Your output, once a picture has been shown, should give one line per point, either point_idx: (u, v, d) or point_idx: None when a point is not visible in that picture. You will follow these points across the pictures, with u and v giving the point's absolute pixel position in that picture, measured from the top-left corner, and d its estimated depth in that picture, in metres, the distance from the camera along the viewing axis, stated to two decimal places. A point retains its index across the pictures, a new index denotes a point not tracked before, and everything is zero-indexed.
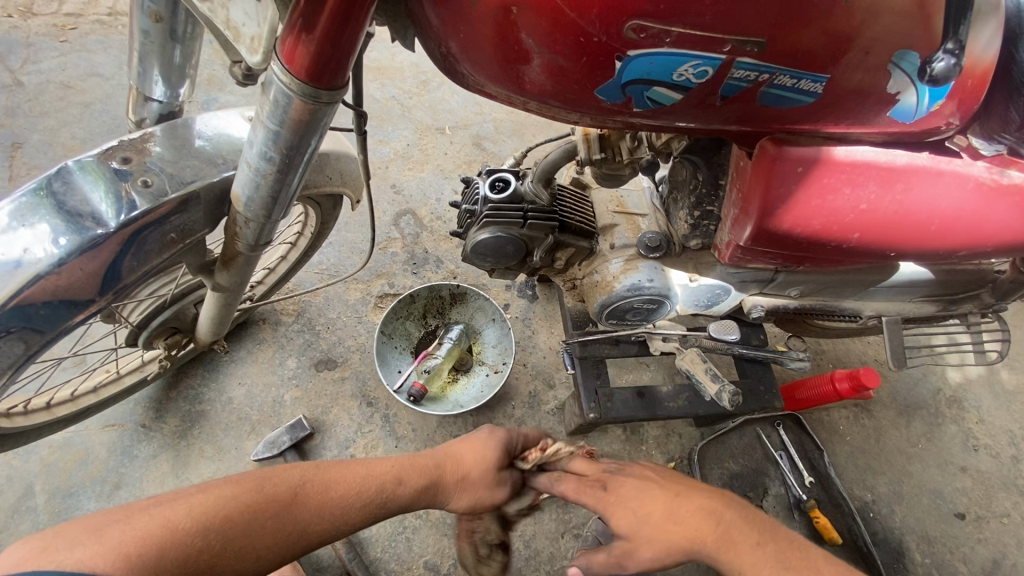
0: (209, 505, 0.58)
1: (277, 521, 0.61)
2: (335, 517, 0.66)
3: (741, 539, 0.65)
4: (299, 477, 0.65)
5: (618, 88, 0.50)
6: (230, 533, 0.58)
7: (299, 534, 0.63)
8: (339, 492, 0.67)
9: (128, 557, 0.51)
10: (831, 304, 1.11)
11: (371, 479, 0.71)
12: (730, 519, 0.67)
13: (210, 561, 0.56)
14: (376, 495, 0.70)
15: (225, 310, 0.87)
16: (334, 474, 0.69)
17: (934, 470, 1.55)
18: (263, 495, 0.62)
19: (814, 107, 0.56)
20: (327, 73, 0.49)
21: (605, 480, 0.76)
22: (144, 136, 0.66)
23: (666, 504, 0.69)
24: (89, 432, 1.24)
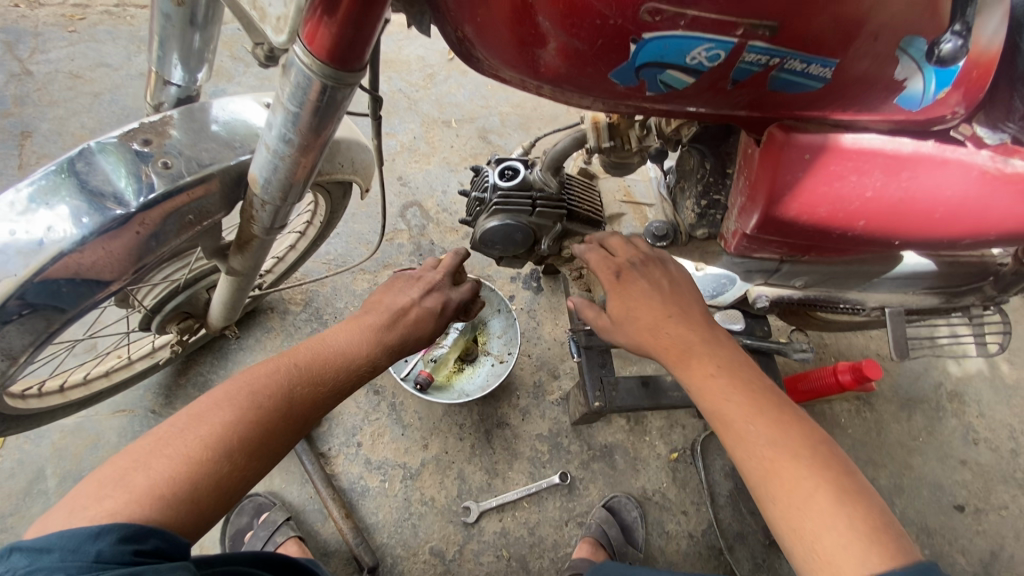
0: (212, 431, 0.63)
1: (276, 417, 0.68)
2: (320, 396, 0.74)
3: (720, 372, 0.76)
4: (278, 374, 0.71)
5: (632, 71, 0.51)
6: (245, 441, 0.64)
7: (299, 420, 0.71)
8: (314, 376, 0.74)
9: (161, 497, 0.57)
10: (835, 295, 1.12)
11: (331, 351, 0.78)
12: (716, 358, 0.78)
13: (239, 472, 0.63)
14: (343, 363, 0.78)
15: (237, 294, 0.89)
16: (301, 357, 0.75)
17: (935, 463, 1.56)
18: (254, 401, 0.67)
19: (823, 92, 0.57)
20: (348, 54, 0.50)
21: (625, 272, 0.86)
22: (163, 120, 0.67)
23: (674, 321, 0.81)
24: (100, 416, 1.25)
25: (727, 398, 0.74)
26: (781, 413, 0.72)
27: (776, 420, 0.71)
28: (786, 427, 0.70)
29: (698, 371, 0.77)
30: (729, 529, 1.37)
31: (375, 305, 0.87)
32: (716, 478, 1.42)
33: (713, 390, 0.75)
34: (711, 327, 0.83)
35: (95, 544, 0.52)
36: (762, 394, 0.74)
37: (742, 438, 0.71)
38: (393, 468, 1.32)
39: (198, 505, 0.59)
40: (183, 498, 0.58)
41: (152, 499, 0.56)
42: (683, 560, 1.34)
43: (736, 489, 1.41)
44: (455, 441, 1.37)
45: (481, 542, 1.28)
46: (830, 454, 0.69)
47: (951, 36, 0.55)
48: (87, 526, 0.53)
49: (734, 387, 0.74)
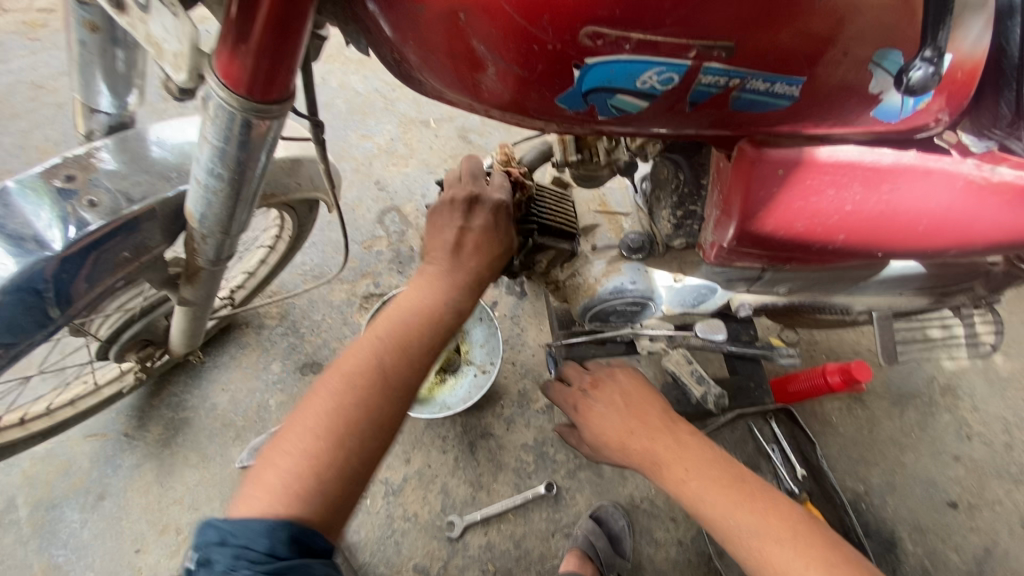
0: (324, 418, 0.64)
1: (378, 394, 0.67)
2: (419, 359, 0.71)
3: (686, 466, 0.82)
4: (365, 349, 0.69)
5: (579, 96, 0.47)
6: (355, 424, 0.64)
7: (405, 390, 0.69)
8: (404, 344, 0.70)
9: (301, 495, 0.60)
10: (822, 300, 1.08)
11: (415, 309, 0.73)
12: (677, 448, 0.85)
13: (354, 458, 0.63)
14: (429, 319, 0.73)
15: (195, 322, 0.85)
16: (386, 326, 0.71)
17: (928, 460, 1.54)
18: (353, 383, 0.66)
19: (792, 110, 0.53)
20: (271, 87, 0.46)
21: (581, 400, 0.97)
22: (88, 152, 0.62)
23: (632, 424, 0.90)
24: (71, 442, 1.22)
25: (715, 500, 0.78)
26: (751, 492, 0.78)
27: (750, 504, 0.77)
28: (757, 503, 0.77)
29: (668, 468, 0.84)
30: None
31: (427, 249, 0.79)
32: None
33: (689, 492, 0.80)
34: (666, 414, 0.91)
35: (268, 539, 0.57)
36: (730, 474, 0.81)
37: (741, 540, 0.75)
38: (375, 484, 1.31)
39: (332, 496, 0.62)
40: (321, 489, 0.61)
41: (292, 499, 0.60)
42: (673, 568, 1.32)
43: None
44: (438, 454, 1.35)
45: (466, 557, 1.27)
46: (803, 521, 0.75)
47: (922, 62, 0.49)
48: (257, 521, 0.58)
49: (703, 475, 0.81)
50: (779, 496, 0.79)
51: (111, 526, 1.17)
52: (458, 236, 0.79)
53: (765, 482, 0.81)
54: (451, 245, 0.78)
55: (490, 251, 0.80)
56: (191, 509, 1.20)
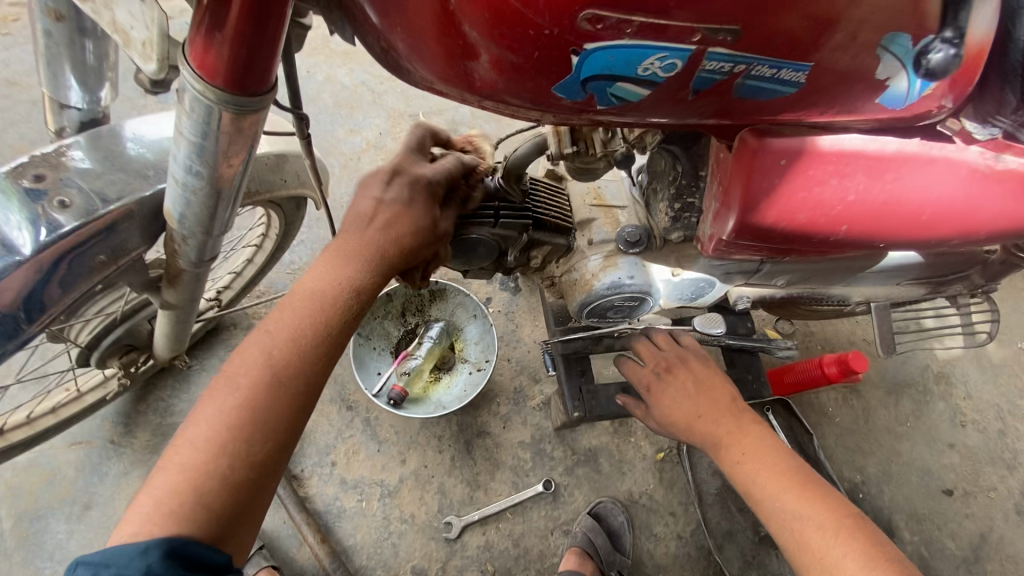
0: (204, 428, 0.55)
1: (263, 395, 0.58)
2: (312, 350, 0.61)
3: (750, 449, 0.87)
4: (257, 347, 0.60)
5: (577, 85, 0.45)
6: (235, 431, 0.56)
7: (299, 386, 0.60)
8: (298, 335, 0.61)
9: (173, 515, 0.52)
10: (819, 291, 1.08)
11: (313, 297, 0.63)
12: (744, 433, 0.90)
13: (252, 468, 0.56)
14: (332, 306, 0.63)
15: (179, 327, 0.82)
16: (279, 318, 0.62)
17: (923, 448, 1.54)
18: (235, 387, 0.57)
19: (797, 97, 0.51)
20: (249, 78, 0.43)
21: (654, 382, 1.01)
22: (59, 149, 0.59)
23: (700, 407, 0.95)
24: (55, 451, 1.19)
25: (767, 480, 0.83)
26: (809, 484, 0.81)
27: (803, 492, 0.80)
28: (810, 494, 0.80)
29: (730, 446, 0.89)
30: (718, 528, 1.33)
31: (342, 221, 0.69)
32: (703, 477, 1.36)
33: (742, 471, 0.86)
34: (738, 403, 0.95)
35: (142, 560, 0.50)
36: (790, 464, 0.84)
37: (784, 520, 0.79)
38: (370, 486, 1.29)
39: (218, 513, 0.54)
40: (196, 508, 0.53)
41: (163, 519, 0.52)
42: (672, 562, 1.32)
43: (723, 487, 1.36)
44: (434, 453, 1.33)
45: (465, 557, 1.25)
46: (856, 519, 0.76)
47: (942, 44, 0.49)
48: (128, 544, 0.51)
49: (764, 457, 0.86)
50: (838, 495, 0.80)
51: (99, 535, 1.14)
52: (373, 209, 0.68)
53: (826, 482, 0.83)
54: (363, 215, 0.68)
55: (404, 228, 0.69)
56: None
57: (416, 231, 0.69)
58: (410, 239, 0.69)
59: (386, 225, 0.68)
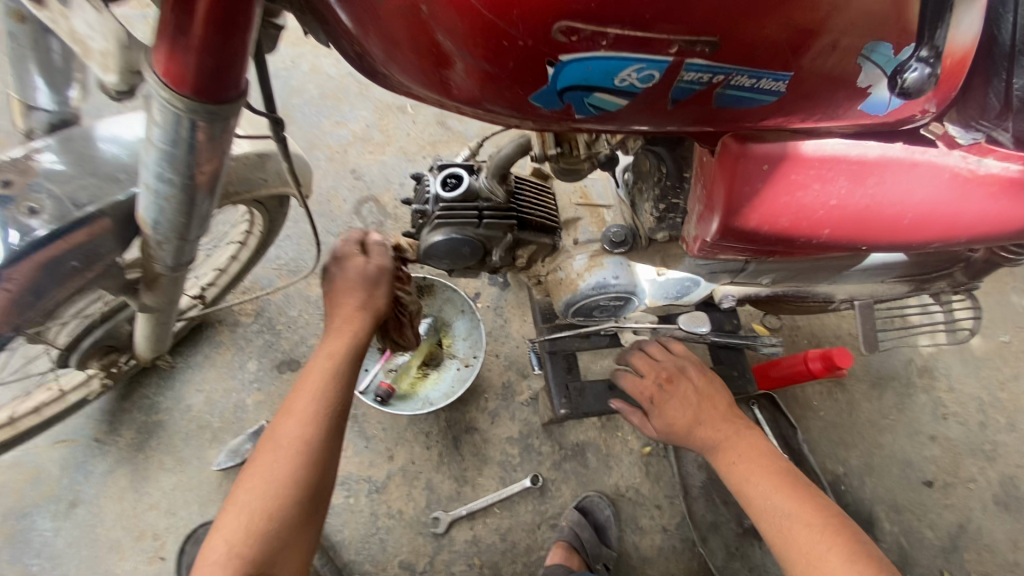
0: (262, 482, 0.69)
1: (306, 450, 0.72)
2: (330, 413, 0.75)
3: (745, 454, 0.90)
4: (298, 411, 0.74)
5: (554, 94, 0.44)
6: (285, 484, 0.70)
7: (320, 443, 0.73)
8: (323, 395, 0.76)
9: (242, 553, 0.65)
10: (805, 289, 1.08)
11: (326, 369, 0.78)
12: (742, 438, 0.93)
13: (291, 513, 0.69)
14: (340, 376, 0.78)
15: (160, 328, 0.81)
16: (308, 382, 0.76)
17: (904, 440, 1.57)
18: (284, 449, 0.71)
19: (778, 105, 0.50)
20: (219, 85, 0.42)
21: (657, 394, 1.02)
22: (27, 153, 0.58)
23: (702, 415, 0.97)
24: (39, 449, 1.18)
25: (761, 482, 0.86)
26: (798, 486, 0.84)
27: (793, 496, 0.83)
28: (799, 496, 0.83)
29: (726, 452, 0.92)
30: (703, 520, 1.34)
31: (336, 307, 0.83)
32: (688, 471, 1.37)
33: (738, 472, 0.89)
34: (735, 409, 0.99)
35: None
36: (782, 468, 0.88)
37: (772, 518, 0.82)
38: (358, 482, 1.29)
39: (271, 548, 0.67)
40: (263, 552, 0.66)
41: (236, 559, 0.65)
42: (657, 554, 1.34)
43: (708, 480, 1.37)
44: (422, 450, 1.33)
45: (453, 551, 1.26)
46: (841, 519, 0.80)
47: (918, 63, 0.48)
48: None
49: (758, 461, 0.89)
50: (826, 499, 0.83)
51: (85, 534, 1.13)
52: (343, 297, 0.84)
53: (814, 484, 0.86)
54: (350, 307, 0.83)
55: (376, 308, 0.85)
56: (169, 514, 1.17)
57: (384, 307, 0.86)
58: (372, 311, 0.85)
59: (361, 307, 0.84)
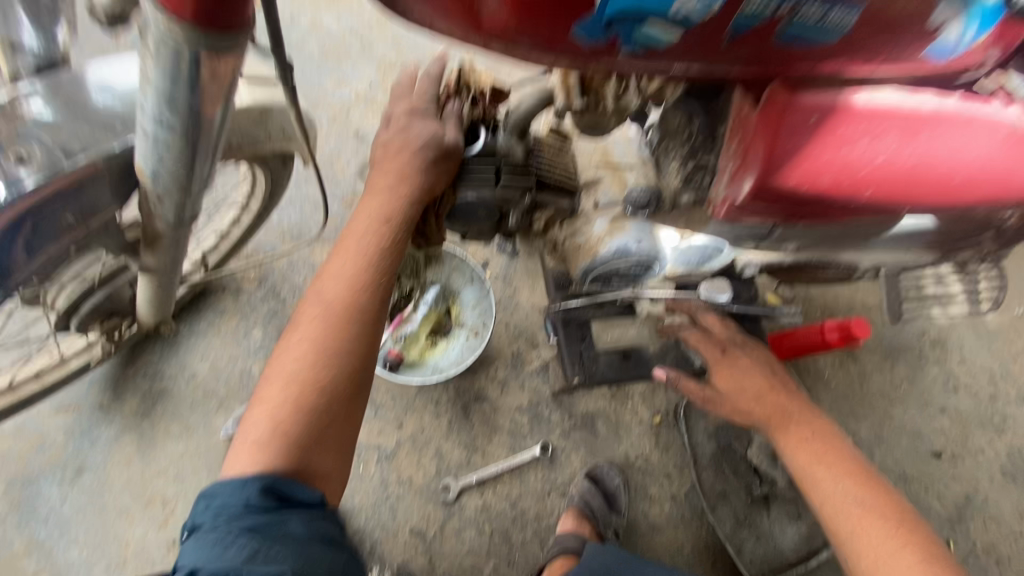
0: (295, 355, 0.69)
1: (338, 327, 0.70)
2: (365, 290, 0.72)
3: (826, 458, 0.94)
4: (332, 285, 0.72)
5: (600, 25, 0.40)
6: (320, 357, 0.69)
7: (350, 319, 0.71)
8: (350, 275, 0.72)
9: (284, 431, 0.66)
10: (828, 257, 1.04)
11: (356, 245, 0.73)
12: (822, 442, 0.95)
13: (327, 395, 0.69)
14: (370, 254, 0.73)
15: (162, 291, 0.77)
16: (341, 253, 0.73)
17: (915, 412, 1.55)
18: (317, 320, 0.70)
19: (836, 46, 0.46)
20: (227, 11, 0.38)
21: (725, 350, 1.04)
22: (13, 99, 0.53)
23: (771, 387, 1.01)
24: (43, 416, 1.16)
25: (821, 465, 0.93)
26: (869, 478, 0.91)
27: (871, 507, 0.87)
28: (879, 506, 0.88)
29: (799, 453, 0.95)
30: (712, 489, 1.35)
31: (374, 183, 0.76)
32: (698, 441, 1.38)
33: (804, 454, 0.95)
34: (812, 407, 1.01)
35: (247, 488, 0.64)
36: (862, 473, 0.92)
37: (830, 498, 0.90)
38: (368, 450, 1.28)
39: (304, 424, 0.67)
40: (305, 432, 0.67)
41: (275, 438, 0.66)
42: (666, 522, 1.34)
43: (717, 450, 1.38)
44: (431, 418, 1.32)
45: (463, 518, 1.26)
46: (897, 509, 0.88)
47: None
48: (247, 467, 0.65)
49: (839, 464, 0.93)
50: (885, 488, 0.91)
51: (94, 499, 1.13)
52: (389, 160, 0.76)
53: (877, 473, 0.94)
54: (391, 176, 0.75)
55: (428, 191, 0.75)
56: (177, 481, 1.16)
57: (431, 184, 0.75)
58: (423, 173, 0.75)
59: (402, 159, 0.75)
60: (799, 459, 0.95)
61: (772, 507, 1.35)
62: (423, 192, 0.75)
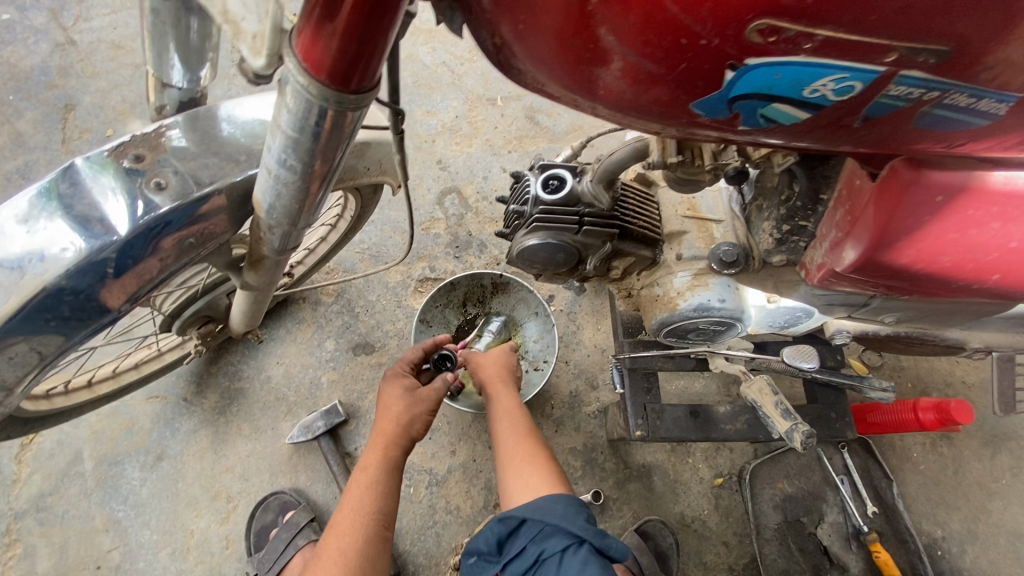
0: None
1: (355, 573, 0.78)
2: (374, 510, 0.82)
3: (503, 413, 0.93)
4: (347, 535, 0.80)
5: (723, 103, 0.39)
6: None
7: (362, 560, 0.79)
8: (339, 567, 0.77)
9: None
10: (930, 333, 0.95)
11: (352, 519, 0.81)
12: (499, 401, 0.95)
13: None
14: (383, 487, 0.84)
15: (256, 305, 0.83)
16: (348, 499, 0.83)
17: (1018, 510, 1.33)
18: (340, 571, 0.77)
19: (985, 129, 0.42)
20: (355, 75, 0.40)
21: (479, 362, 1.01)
22: (159, 130, 0.58)
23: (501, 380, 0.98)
24: (135, 402, 1.26)
25: (511, 427, 0.91)
26: (537, 453, 0.87)
27: (530, 456, 0.86)
28: (531, 466, 0.85)
29: (493, 403, 0.95)
30: (773, 566, 1.25)
31: (350, 490, 0.84)
32: (762, 509, 1.30)
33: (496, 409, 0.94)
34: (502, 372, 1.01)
35: None
36: (521, 436, 0.89)
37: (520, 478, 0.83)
38: (419, 472, 1.28)
39: None
40: None
41: None
42: None
43: (784, 523, 1.29)
44: (484, 449, 1.31)
45: None
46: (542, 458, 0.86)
47: None
48: None
49: (506, 418, 0.92)
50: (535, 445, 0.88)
51: (168, 487, 1.20)
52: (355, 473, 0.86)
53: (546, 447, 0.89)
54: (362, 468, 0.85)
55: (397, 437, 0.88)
56: (242, 479, 1.22)
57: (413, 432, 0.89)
58: (411, 422, 0.89)
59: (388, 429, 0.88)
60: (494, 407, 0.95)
61: None
62: (403, 437, 0.88)
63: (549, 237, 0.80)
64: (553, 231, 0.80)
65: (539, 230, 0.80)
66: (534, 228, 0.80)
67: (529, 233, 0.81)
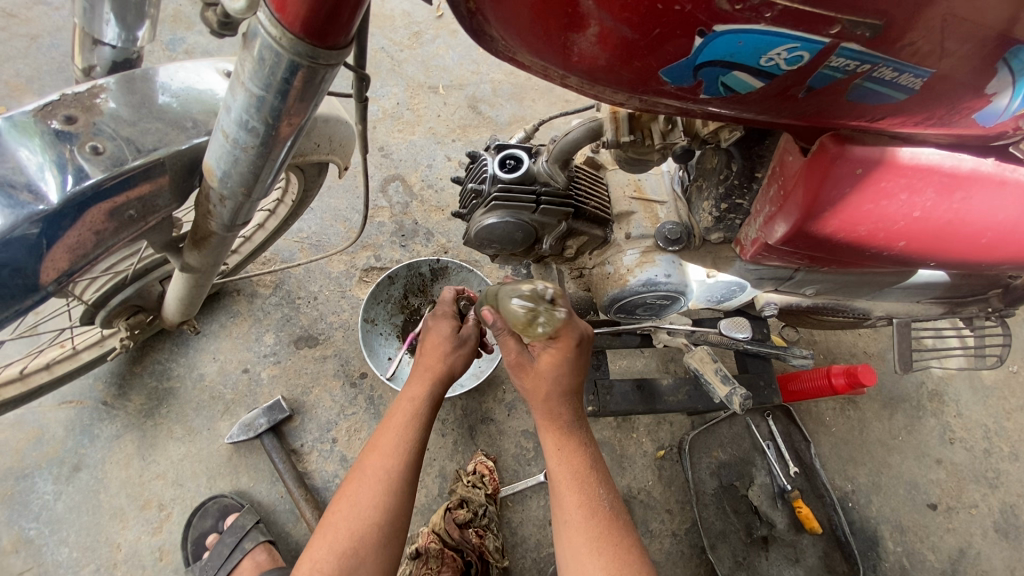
0: (357, 524, 0.74)
1: (395, 493, 0.77)
2: (416, 439, 0.81)
3: (573, 490, 0.79)
4: (391, 457, 0.79)
5: (689, 69, 0.44)
6: (375, 543, 0.74)
7: (402, 485, 0.78)
8: (379, 491, 0.76)
9: None
10: (843, 304, 1.06)
11: (394, 450, 0.79)
12: (568, 473, 0.80)
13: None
14: (420, 419, 0.83)
15: (196, 290, 0.78)
16: (392, 424, 0.82)
17: (912, 462, 1.50)
18: (381, 490, 0.76)
19: (901, 105, 0.49)
20: (333, 29, 0.39)
21: (523, 359, 0.82)
22: (93, 89, 0.54)
23: (559, 379, 0.80)
24: (44, 408, 1.13)
25: (580, 497, 0.78)
26: (615, 538, 0.76)
27: (618, 553, 0.75)
28: (617, 562, 0.74)
29: (558, 476, 0.80)
30: (712, 528, 1.33)
31: (387, 422, 0.83)
32: (701, 477, 1.37)
33: (570, 461, 0.81)
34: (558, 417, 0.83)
35: None
36: (599, 520, 0.77)
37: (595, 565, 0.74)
38: None
39: None
40: None
41: None
42: (666, 558, 1.33)
43: (720, 488, 1.37)
44: (437, 437, 1.30)
45: None
46: (613, 527, 0.78)
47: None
48: None
49: (581, 501, 0.78)
50: (613, 512, 0.79)
51: (87, 499, 1.09)
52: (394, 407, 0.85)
53: (628, 526, 0.79)
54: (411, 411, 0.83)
55: (446, 363, 0.89)
56: (176, 485, 1.13)
57: (454, 368, 0.89)
58: (454, 356, 0.90)
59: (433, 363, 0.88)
60: (562, 460, 0.81)
61: (770, 549, 1.34)
62: (447, 368, 0.88)
63: (507, 216, 0.81)
64: (509, 210, 0.81)
65: (497, 208, 0.81)
66: (491, 208, 0.81)
67: (490, 213, 0.82)
